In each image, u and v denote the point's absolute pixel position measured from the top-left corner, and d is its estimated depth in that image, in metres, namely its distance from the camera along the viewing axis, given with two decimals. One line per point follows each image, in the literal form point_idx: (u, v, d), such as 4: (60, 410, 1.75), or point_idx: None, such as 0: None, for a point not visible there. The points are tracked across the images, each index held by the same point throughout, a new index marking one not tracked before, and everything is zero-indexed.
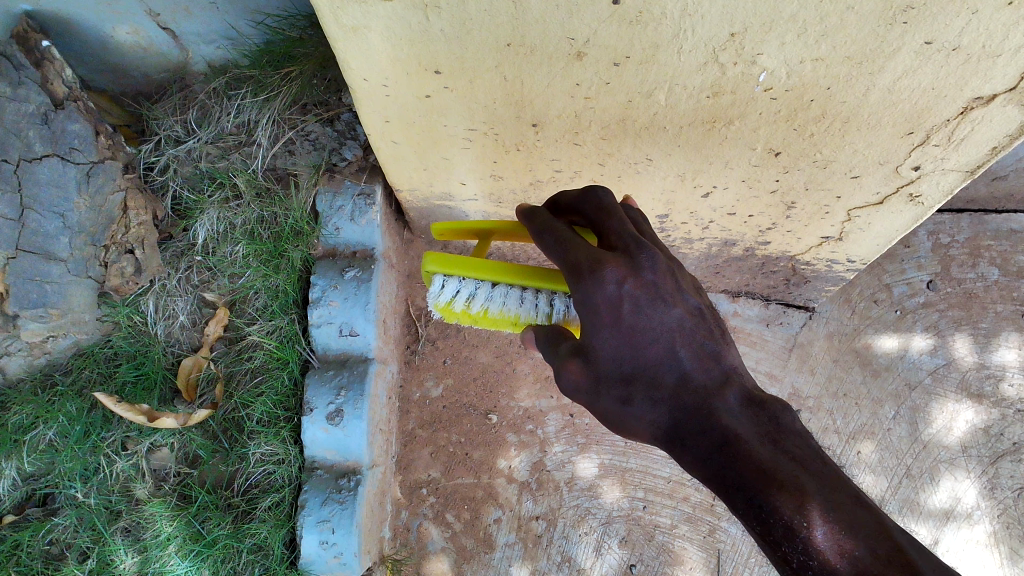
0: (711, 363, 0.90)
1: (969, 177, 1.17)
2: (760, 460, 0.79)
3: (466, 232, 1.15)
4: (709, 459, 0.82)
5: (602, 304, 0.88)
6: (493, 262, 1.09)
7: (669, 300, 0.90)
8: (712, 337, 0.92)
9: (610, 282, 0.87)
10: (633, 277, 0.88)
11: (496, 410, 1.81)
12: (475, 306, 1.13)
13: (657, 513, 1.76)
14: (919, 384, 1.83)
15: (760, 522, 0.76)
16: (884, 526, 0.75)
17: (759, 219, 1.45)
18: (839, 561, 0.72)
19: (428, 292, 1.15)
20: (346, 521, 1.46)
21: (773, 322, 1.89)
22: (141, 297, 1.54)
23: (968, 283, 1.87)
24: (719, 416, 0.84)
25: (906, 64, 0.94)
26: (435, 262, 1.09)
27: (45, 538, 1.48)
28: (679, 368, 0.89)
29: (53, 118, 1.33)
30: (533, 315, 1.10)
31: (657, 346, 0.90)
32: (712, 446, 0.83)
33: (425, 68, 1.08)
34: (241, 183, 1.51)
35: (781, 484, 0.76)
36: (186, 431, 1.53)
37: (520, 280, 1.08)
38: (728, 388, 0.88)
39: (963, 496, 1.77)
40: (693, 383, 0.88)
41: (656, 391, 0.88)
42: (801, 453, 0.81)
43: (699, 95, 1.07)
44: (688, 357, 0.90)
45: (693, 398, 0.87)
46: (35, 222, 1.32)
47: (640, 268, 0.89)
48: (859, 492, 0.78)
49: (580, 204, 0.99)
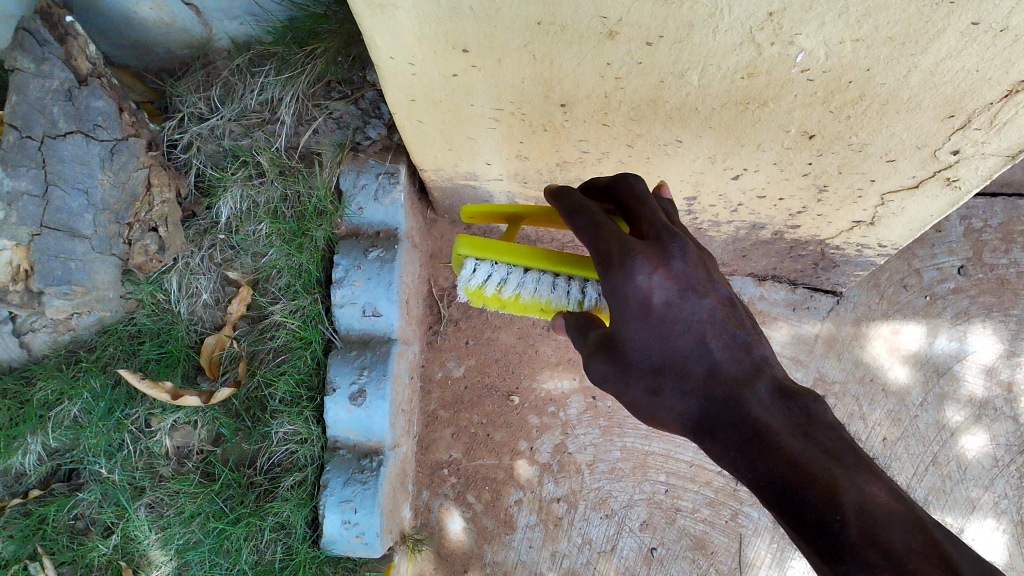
0: (742, 353, 0.89)
1: (1010, 162, 1.14)
2: (791, 452, 0.78)
3: (495, 216, 1.14)
4: (740, 452, 0.82)
5: (632, 295, 0.86)
6: (526, 247, 1.07)
7: (699, 290, 0.89)
8: (743, 327, 0.91)
9: (640, 273, 0.85)
10: (663, 269, 0.86)
11: (518, 392, 1.80)
12: (506, 291, 1.12)
13: (679, 497, 1.74)
14: (949, 371, 1.80)
15: (792, 515, 0.75)
16: (919, 518, 0.72)
17: (790, 202, 1.42)
18: (875, 554, 0.69)
19: (459, 276, 1.12)
20: (369, 501, 1.46)
21: (800, 306, 1.86)
22: (164, 275, 1.53)
23: (1001, 269, 1.83)
24: (748, 408, 0.84)
25: (950, 46, 0.91)
26: (468, 246, 1.07)
27: (70, 513, 1.50)
28: (710, 359, 0.88)
29: (78, 94, 1.33)
30: (564, 302, 1.10)
31: (687, 336, 0.88)
32: (742, 439, 0.82)
33: (453, 46, 1.06)
34: (263, 162, 1.50)
35: (812, 477, 0.75)
36: (209, 409, 1.53)
37: (554, 267, 1.06)
38: (759, 378, 0.87)
39: (990, 485, 1.75)
40: (723, 374, 0.87)
41: (686, 381, 0.87)
42: (834, 445, 0.79)
43: (733, 75, 1.04)
44: (719, 348, 0.89)
45: (723, 389, 0.86)
46: (59, 199, 1.32)
47: (670, 257, 0.87)
48: (894, 485, 0.76)
49: (611, 192, 0.97)
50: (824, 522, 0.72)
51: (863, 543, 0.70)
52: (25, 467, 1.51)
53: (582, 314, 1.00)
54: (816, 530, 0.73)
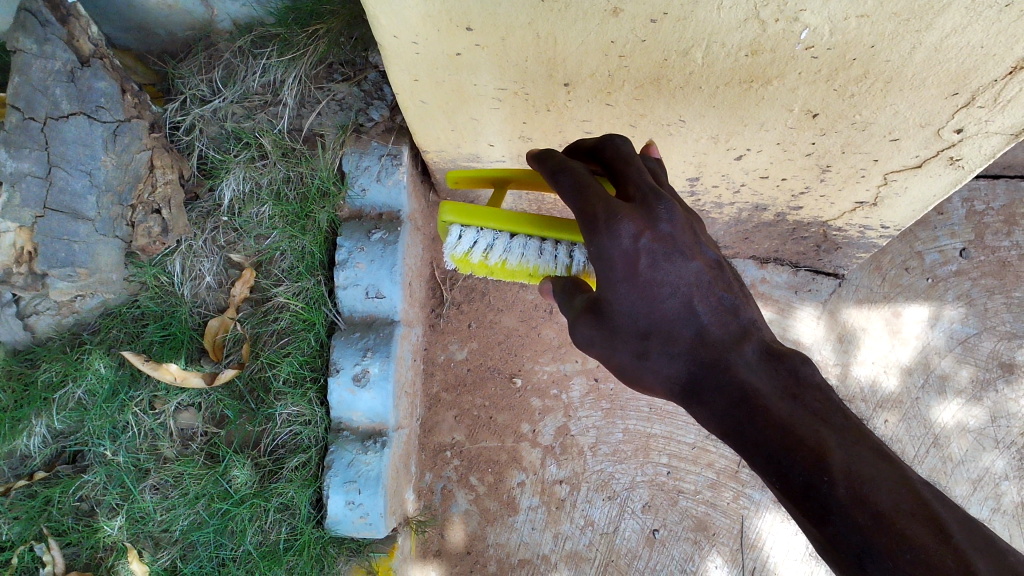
0: (729, 317, 0.89)
1: (1013, 140, 1.14)
2: (778, 416, 0.79)
3: (480, 179, 1.13)
4: (728, 415, 0.82)
5: (618, 258, 0.85)
6: (511, 213, 1.06)
7: (687, 253, 0.88)
8: (730, 291, 0.91)
9: (626, 236, 0.84)
10: (649, 231, 0.85)
11: (521, 374, 1.80)
12: (493, 257, 1.13)
13: (681, 479, 1.75)
14: (950, 353, 1.80)
15: (780, 477, 0.75)
16: (907, 478, 0.73)
17: (792, 182, 1.42)
18: (862, 514, 0.70)
19: (445, 243, 1.13)
20: (372, 482, 1.47)
21: (801, 288, 1.87)
22: (168, 257, 1.53)
23: (1002, 252, 1.83)
24: (735, 370, 0.84)
25: (956, 21, 0.91)
26: (453, 212, 1.07)
27: (75, 495, 1.50)
28: (698, 323, 0.88)
29: (80, 75, 1.32)
30: (551, 266, 1.10)
31: (673, 301, 0.87)
32: (729, 403, 0.83)
33: (457, 25, 1.06)
34: (267, 144, 1.50)
35: (800, 439, 0.76)
36: (213, 391, 1.54)
37: (540, 233, 1.06)
38: (746, 342, 0.87)
39: (990, 467, 1.75)
40: (711, 338, 0.87)
41: (673, 345, 0.88)
42: (822, 407, 0.79)
43: (737, 53, 1.04)
44: (706, 313, 0.88)
45: (711, 352, 0.86)
46: (62, 180, 1.32)
47: (657, 220, 0.86)
48: (881, 444, 0.77)
49: (596, 154, 0.95)
50: (812, 483, 0.73)
51: (850, 503, 0.70)
52: (30, 449, 1.52)
53: (571, 280, 0.99)
54: (805, 493, 0.73)
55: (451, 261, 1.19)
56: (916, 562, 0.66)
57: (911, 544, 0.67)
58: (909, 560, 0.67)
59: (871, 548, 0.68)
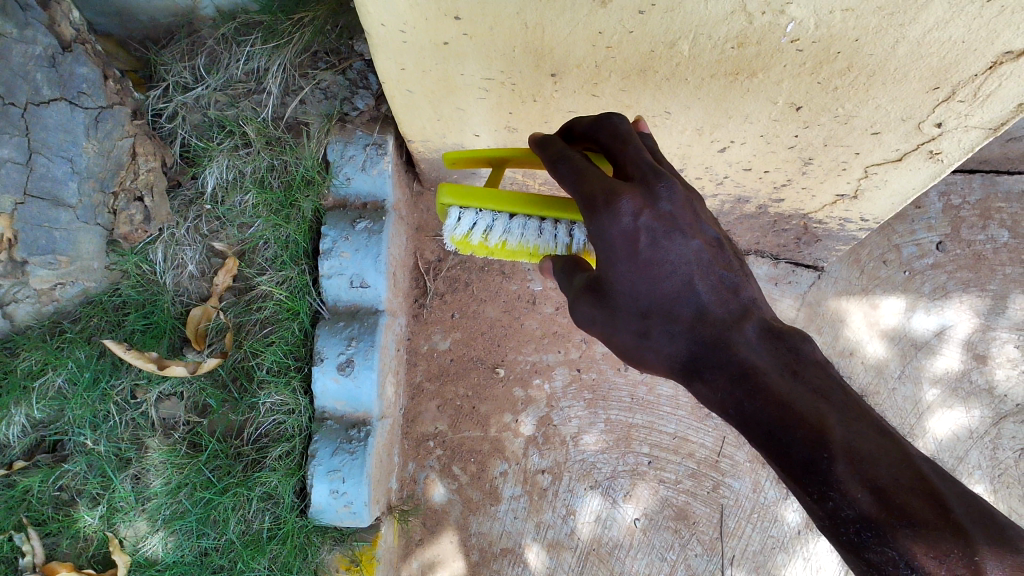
0: (729, 296, 0.90)
1: (991, 135, 1.16)
2: (778, 392, 0.80)
3: (478, 160, 1.12)
4: (729, 392, 0.84)
5: (618, 237, 0.86)
6: (509, 194, 1.06)
7: (687, 231, 0.89)
8: (730, 269, 0.92)
9: (626, 214, 0.85)
10: (649, 209, 0.86)
11: (503, 364, 1.81)
12: (493, 237, 1.13)
13: (662, 468, 1.77)
14: (926, 344, 1.83)
15: (781, 453, 0.77)
16: (908, 455, 0.73)
17: (775, 174, 1.44)
18: (860, 491, 0.71)
19: (445, 225, 1.13)
20: (357, 471, 1.47)
21: (782, 280, 1.88)
22: (150, 245, 1.52)
23: (977, 245, 1.86)
24: (736, 349, 0.85)
25: (939, 16, 0.93)
26: (451, 194, 1.07)
27: (56, 484, 1.48)
28: (697, 301, 0.89)
29: (62, 60, 1.29)
30: (551, 246, 1.11)
31: (675, 278, 0.89)
32: (731, 379, 0.84)
33: (445, 14, 1.07)
34: (251, 131, 1.49)
35: (799, 416, 0.77)
36: (196, 380, 1.52)
37: (540, 212, 1.06)
38: (746, 320, 0.88)
39: (964, 456, 1.79)
40: (711, 317, 0.88)
41: (674, 324, 0.88)
42: (822, 383, 0.80)
43: (723, 45, 1.06)
44: (706, 291, 0.89)
45: (711, 331, 0.87)
46: (43, 167, 1.28)
47: (657, 198, 0.87)
48: (884, 421, 0.77)
49: (594, 133, 0.94)
50: (811, 460, 0.74)
51: (850, 479, 0.72)
52: (9, 438, 1.47)
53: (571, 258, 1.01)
54: (805, 470, 0.75)
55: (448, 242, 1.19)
56: (916, 538, 0.68)
57: (910, 520, 0.69)
58: (908, 535, 0.68)
59: (870, 524, 0.70)
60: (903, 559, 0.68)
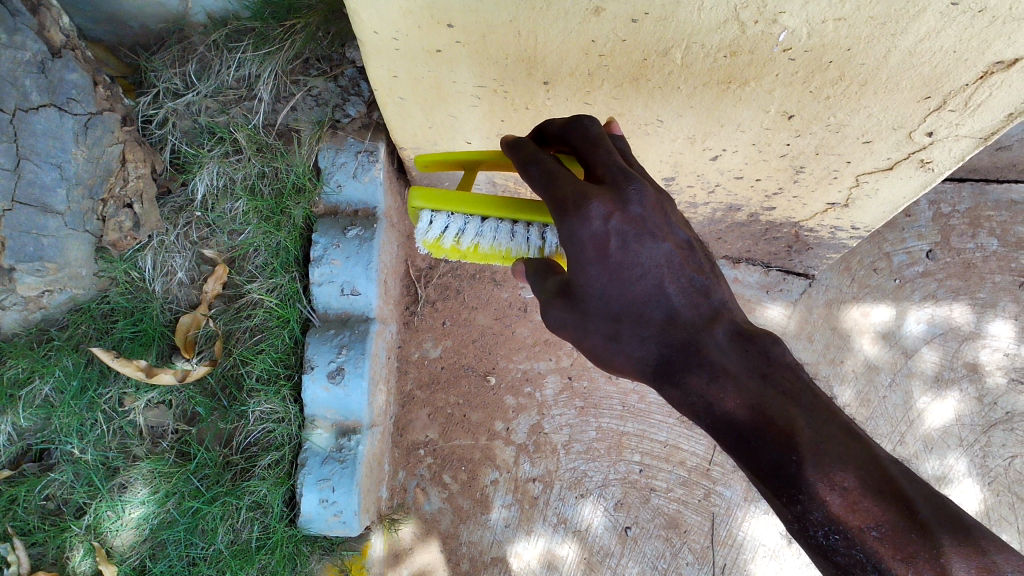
0: (700, 299, 0.89)
1: (981, 144, 1.17)
2: (748, 395, 0.81)
3: (451, 163, 1.11)
4: (698, 395, 0.84)
5: (588, 240, 0.85)
6: (482, 196, 1.06)
7: (657, 234, 0.88)
8: (701, 271, 0.91)
9: (596, 218, 0.84)
10: (619, 213, 0.85)
11: (495, 372, 1.80)
12: (465, 241, 1.11)
13: (653, 477, 1.77)
14: (916, 352, 1.84)
15: (750, 456, 0.79)
16: (875, 456, 0.76)
17: (766, 183, 1.44)
18: (830, 494, 0.74)
19: (416, 229, 1.12)
20: (347, 480, 1.46)
21: (773, 288, 1.89)
22: (139, 252, 1.50)
23: (967, 253, 1.87)
24: (706, 352, 0.85)
25: (930, 26, 0.94)
26: (422, 198, 1.06)
27: (41, 494, 1.47)
28: (668, 305, 0.88)
29: (51, 67, 1.27)
30: (524, 249, 1.10)
31: (643, 281, 0.88)
32: (701, 382, 0.84)
33: (438, 21, 1.07)
34: (242, 139, 1.48)
35: (769, 419, 0.78)
36: (185, 388, 1.51)
37: (512, 214, 1.06)
38: (716, 323, 0.88)
39: (954, 464, 1.79)
40: (681, 320, 0.88)
41: (645, 328, 0.88)
42: (791, 386, 0.81)
43: (716, 54, 1.06)
44: (676, 294, 0.89)
45: (681, 334, 0.87)
46: (32, 173, 1.27)
47: (626, 201, 0.86)
48: (851, 422, 0.79)
49: (566, 135, 0.94)
50: (781, 464, 0.76)
51: (819, 483, 0.74)
52: None
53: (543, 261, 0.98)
54: (774, 472, 0.76)
55: (420, 247, 1.17)
56: (882, 540, 0.72)
57: (877, 522, 0.73)
58: (875, 537, 0.72)
59: (838, 527, 0.73)
60: (870, 561, 0.73)
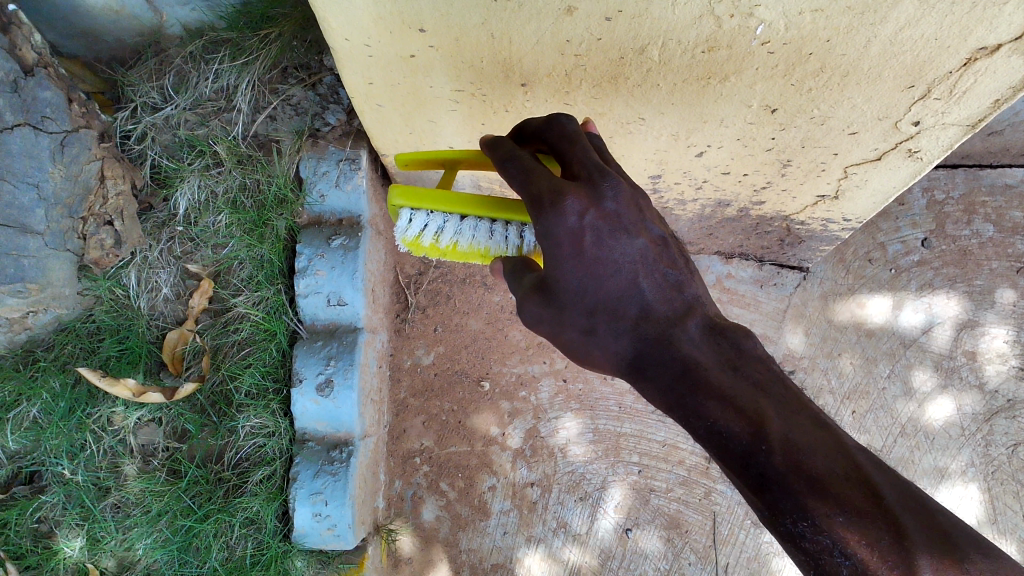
0: (673, 293, 0.87)
1: (970, 131, 1.15)
2: (719, 387, 0.79)
3: (431, 161, 1.08)
4: (671, 389, 0.82)
5: (564, 236, 0.83)
6: (461, 195, 1.04)
7: (632, 230, 0.86)
8: (674, 267, 0.89)
9: (572, 213, 0.82)
10: (594, 208, 0.84)
11: (488, 377, 1.78)
12: (444, 240, 1.11)
13: (653, 477, 1.75)
14: (914, 342, 1.82)
15: (719, 447, 0.75)
16: (843, 444, 0.74)
17: (754, 177, 1.41)
18: (799, 482, 0.71)
19: (395, 227, 1.10)
20: (339, 493, 1.43)
21: (767, 283, 1.86)
22: (123, 269, 1.48)
23: (963, 241, 1.85)
24: (678, 346, 0.83)
25: (909, 13, 0.92)
26: (401, 195, 1.04)
27: (33, 516, 1.45)
28: (642, 300, 0.86)
29: (23, 86, 1.26)
30: (503, 247, 1.08)
31: (617, 278, 0.86)
32: (672, 376, 0.82)
33: (409, 26, 1.05)
34: (221, 151, 1.46)
35: (739, 408, 0.76)
36: (174, 405, 1.49)
37: (490, 214, 1.04)
38: (690, 317, 0.86)
39: (956, 454, 1.77)
40: (655, 314, 0.86)
41: (619, 321, 0.86)
42: (761, 377, 0.80)
43: (693, 49, 1.04)
44: (650, 288, 0.87)
45: (655, 328, 0.85)
46: (10, 194, 1.26)
47: (601, 197, 0.84)
48: (822, 414, 0.77)
49: (542, 132, 0.91)
50: (749, 451, 0.73)
51: (789, 471, 0.71)
52: None
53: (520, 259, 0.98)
54: (743, 462, 0.73)
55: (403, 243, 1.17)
56: (849, 526, 0.69)
57: (844, 508, 0.69)
58: (841, 523, 0.69)
59: (806, 515, 0.70)
60: (837, 547, 0.69)
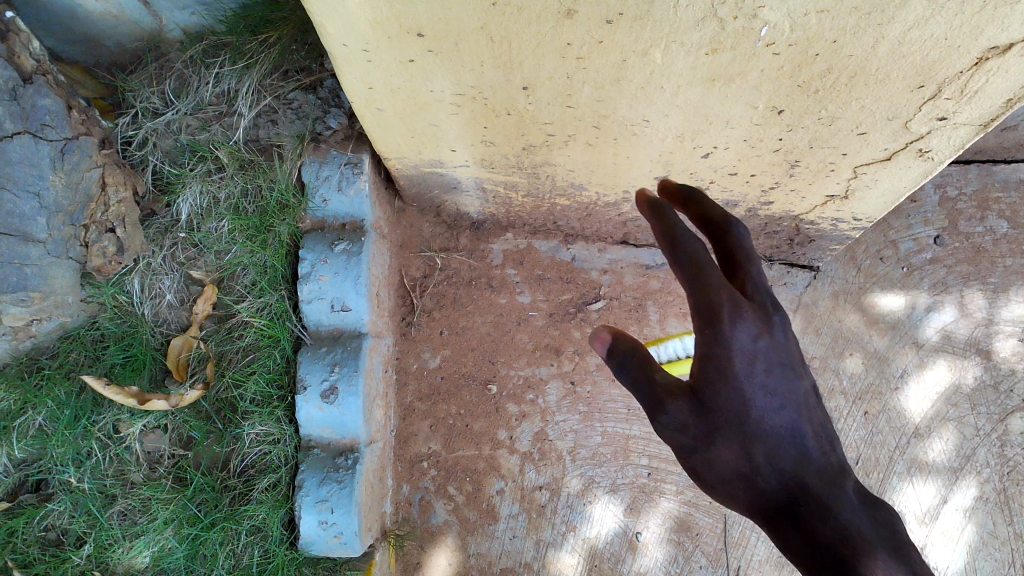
0: (829, 448, 0.83)
1: (981, 131, 1.13)
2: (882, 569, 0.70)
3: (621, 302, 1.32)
4: (822, 546, 0.73)
5: (740, 353, 0.81)
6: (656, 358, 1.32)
7: (796, 370, 0.84)
8: (827, 423, 0.86)
9: (746, 335, 0.80)
10: (766, 334, 0.82)
11: (496, 380, 1.75)
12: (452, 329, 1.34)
13: (662, 480, 1.74)
14: (927, 341, 1.79)
15: None
16: None
17: (762, 178, 1.39)
18: None
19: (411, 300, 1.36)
20: (346, 500, 1.41)
21: (777, 283, 1.81)
22: (126, 276, 1.47)
23: (976, 238, 1.83)
24: (838, 509, 0.76)
25: (918, 14, 0.89)
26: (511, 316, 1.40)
27: (40, 524, 1.44)
28: (802, 446, 0.81)
29: (23, 93, 1.26)
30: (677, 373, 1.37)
31: (782, 414, 0.82)
32: (832, 537, 0.73)
33: (407, 31, 1.03)
34: (223, 156, 1.45)
35: None
36: (179, 412, 1.49)
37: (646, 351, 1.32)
38: (845, 480, 0.81)
39: (971, 454, 1.75)
40: (814, 464, 0.80)
41: (777, 458, 0.80)
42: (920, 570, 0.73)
43: (697, 52, 1.02)
44: (811, 440, 0.82)
45: (816, 483, 0.79)
46: (11, 203, 1.25)
47: (773, 325, 0.83)
48: None
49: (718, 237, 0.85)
50: None
51: None
52: None
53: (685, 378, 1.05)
54: None
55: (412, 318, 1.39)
56: None
57: None
58: None
59: None
60: None
